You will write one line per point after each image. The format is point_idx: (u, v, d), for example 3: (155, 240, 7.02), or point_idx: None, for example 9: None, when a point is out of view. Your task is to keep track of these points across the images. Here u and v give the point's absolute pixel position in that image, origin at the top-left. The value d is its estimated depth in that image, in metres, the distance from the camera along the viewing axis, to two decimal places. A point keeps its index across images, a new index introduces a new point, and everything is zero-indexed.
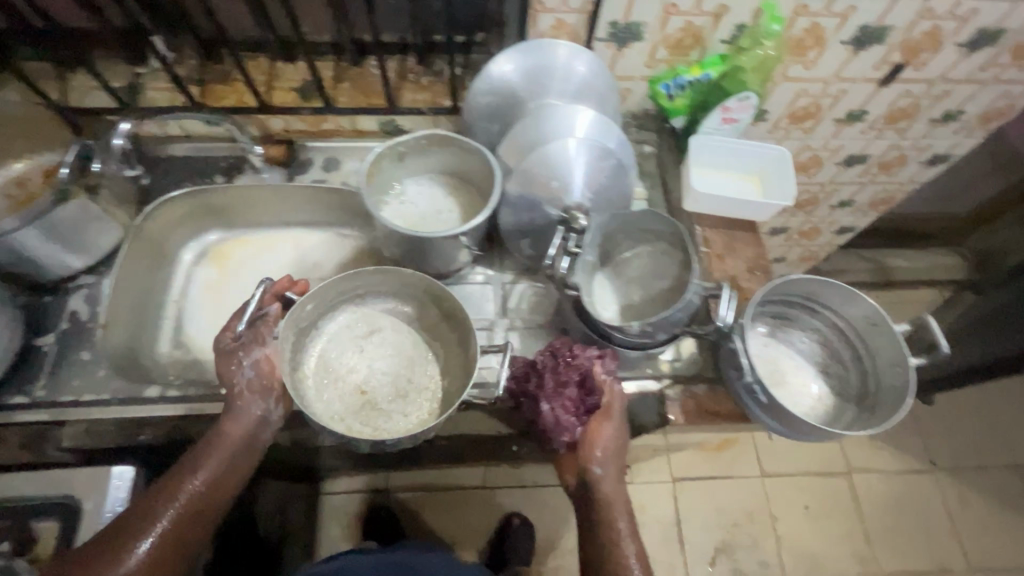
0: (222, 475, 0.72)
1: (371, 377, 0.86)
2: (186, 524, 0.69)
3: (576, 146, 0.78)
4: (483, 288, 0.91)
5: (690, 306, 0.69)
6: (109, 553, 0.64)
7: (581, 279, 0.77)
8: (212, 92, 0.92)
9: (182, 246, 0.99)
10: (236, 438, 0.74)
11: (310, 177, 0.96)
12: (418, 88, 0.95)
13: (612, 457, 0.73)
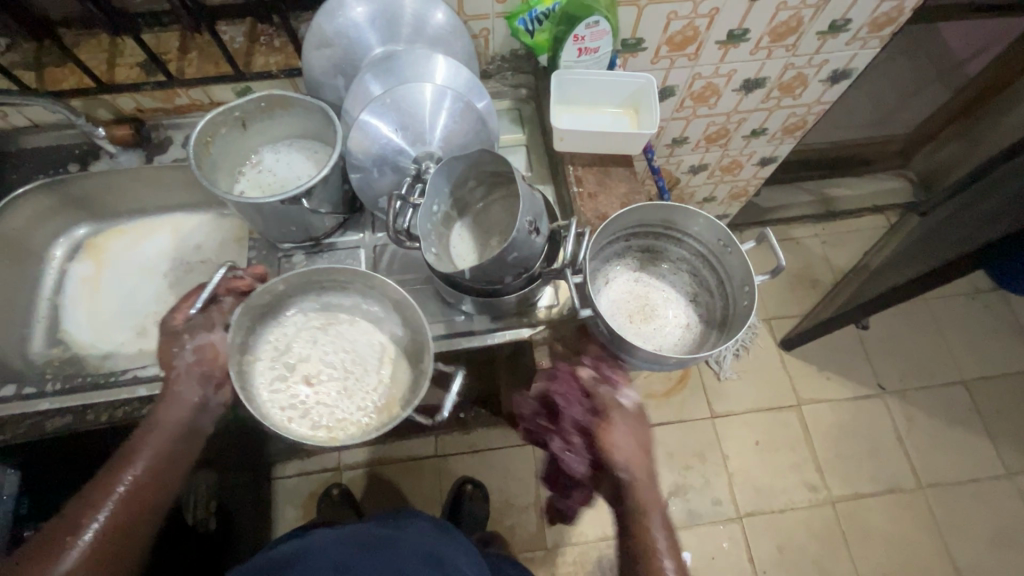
0: (157, 469, 0.70)
1: (326, 376, 0.81)
2: (124, 517, 0.67)
3: (426, 96, 0.75)
4: (354, 251, 0.88)
5: (534, 246, 0.68)
6: (41, 558, 0.64)
7: (432, 232, 0.74)
8: (50, 75, 0.88)
9: (52, 243, 0.95)
10: (171, 425, 0.72)
11: (171, 157, 0.92)
12: (270, 51, 0.90)
13: (634, 463, 0.71)
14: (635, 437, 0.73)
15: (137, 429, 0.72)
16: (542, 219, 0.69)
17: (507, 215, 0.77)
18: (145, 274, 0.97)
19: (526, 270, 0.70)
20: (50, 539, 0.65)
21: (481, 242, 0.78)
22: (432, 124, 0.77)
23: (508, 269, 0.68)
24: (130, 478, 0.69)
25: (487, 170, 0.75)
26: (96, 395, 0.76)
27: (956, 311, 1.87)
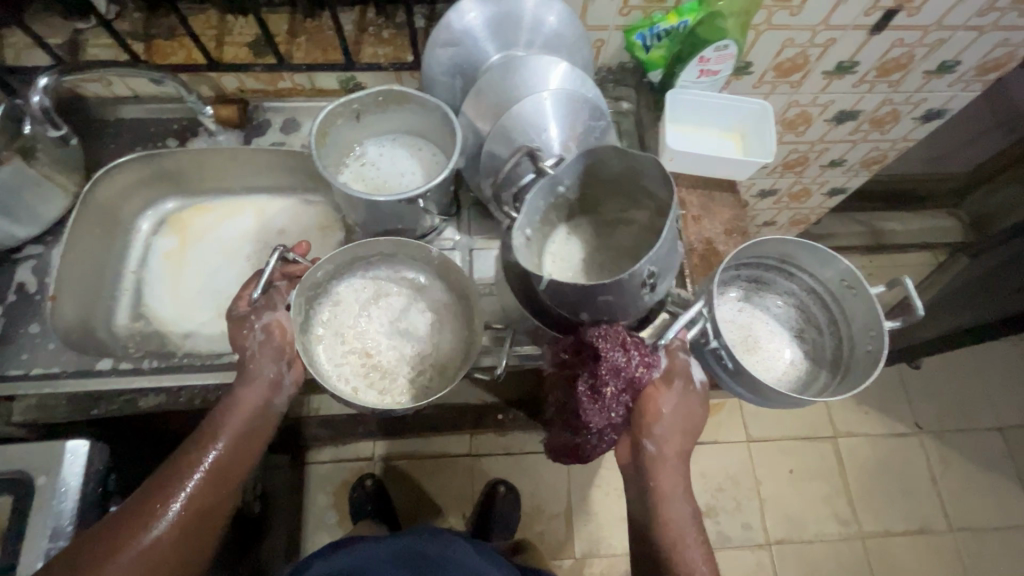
0: (239, 445, 0.70)
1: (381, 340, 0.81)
2: (201, 502, 0.67)
3: (548, 102, 0.73)
4: (449, 254, 0.88)
5: (637, 299, 0.63)
6: (119, 537, 0.63)
7: (540, 210, 0.72)
8: (157, 49, 0.86)
9: (139, 215, 0.95)
10: (246, 409, 0.70)
11: (269, 140, 0.92)
12: (379, 42, 0.89)
13: (673, 432, 0.69)
14: (677, 439, 0.69)
15: (211, 410, 0.71)
16: (665, 279, 0.64)
17: (642, 238, 0.75)
18: (228, 253, 0.96)
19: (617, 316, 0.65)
20: (126, 519, 0.65)
21: (589, 254, 0.77)
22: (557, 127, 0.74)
23: (588, 307, 0.63)
24: (206, 463, 0.68)
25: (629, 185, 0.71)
26: (193, 375, 0.75)
27: (997, 356, 1.86)
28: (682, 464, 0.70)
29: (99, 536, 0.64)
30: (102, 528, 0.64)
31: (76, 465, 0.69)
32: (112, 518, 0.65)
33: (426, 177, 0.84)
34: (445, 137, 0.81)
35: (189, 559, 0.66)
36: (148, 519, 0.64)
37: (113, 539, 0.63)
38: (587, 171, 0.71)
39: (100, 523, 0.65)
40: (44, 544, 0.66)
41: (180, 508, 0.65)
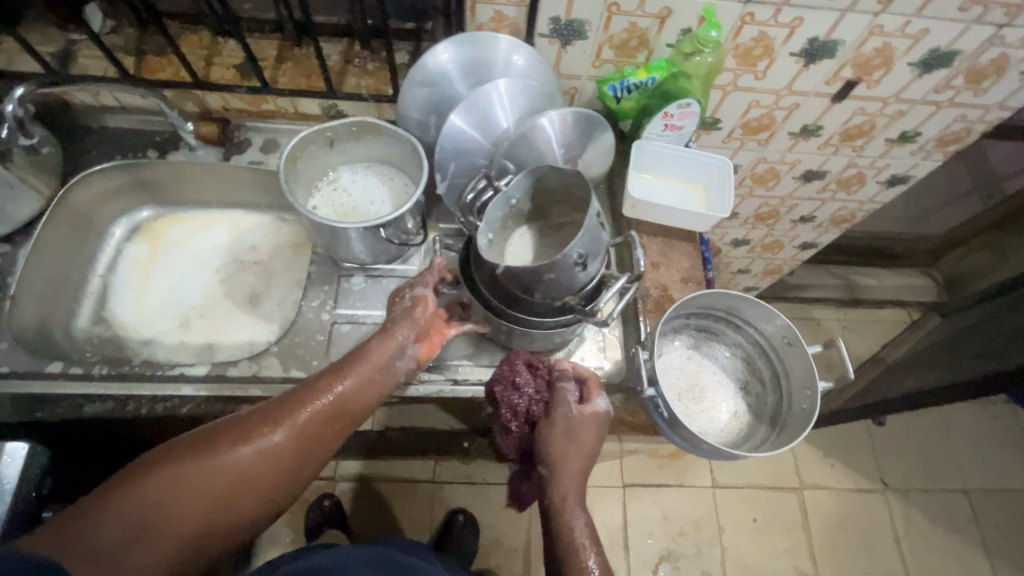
0: (360, 394, 0.68)
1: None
2: (316, 428, 0.66)
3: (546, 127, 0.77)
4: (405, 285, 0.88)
5: (573, 278, 0.68)
6: (233, 435, 0.63)
7: (499, 218, 0.76)
8: (146, 65, 0.89)
9: (113, 222, 0.96)
10: (381, 357, 0.70)
11: (247, 158, 0.93)
12: (363, 73, 0.93)
13: (573, 452, 0.72)
14: (570, 451, 0.71)
15: (350, 352, 0.71)
16: (596, 259, 0.69)
17: None
18: (198, 264, 0.97)
19: (559, 297, 0.71)
20: (241, 424, 0.64)
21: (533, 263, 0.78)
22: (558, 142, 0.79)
23: (537, 287, 0.69)
24: (332, 394, 0.67)
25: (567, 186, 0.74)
26: (142, 386, 0.76)
27: (964, 418, 1.88)
28: (579, 475, 0.72)
29: (214, 431, 0.63)
30: (219, 426, 0.64)
31: (12, 462, 0.69)
32: (228, 419, 0.65)
33: (394, 207, 0.86)
34: (415, 169, 0.84)
35: (280, 484, 0.64)
36: (263, 425, 0.64)
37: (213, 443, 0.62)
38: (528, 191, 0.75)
39: (215, 422, 0.65)
40: None
41: (294, 426, 0.65)
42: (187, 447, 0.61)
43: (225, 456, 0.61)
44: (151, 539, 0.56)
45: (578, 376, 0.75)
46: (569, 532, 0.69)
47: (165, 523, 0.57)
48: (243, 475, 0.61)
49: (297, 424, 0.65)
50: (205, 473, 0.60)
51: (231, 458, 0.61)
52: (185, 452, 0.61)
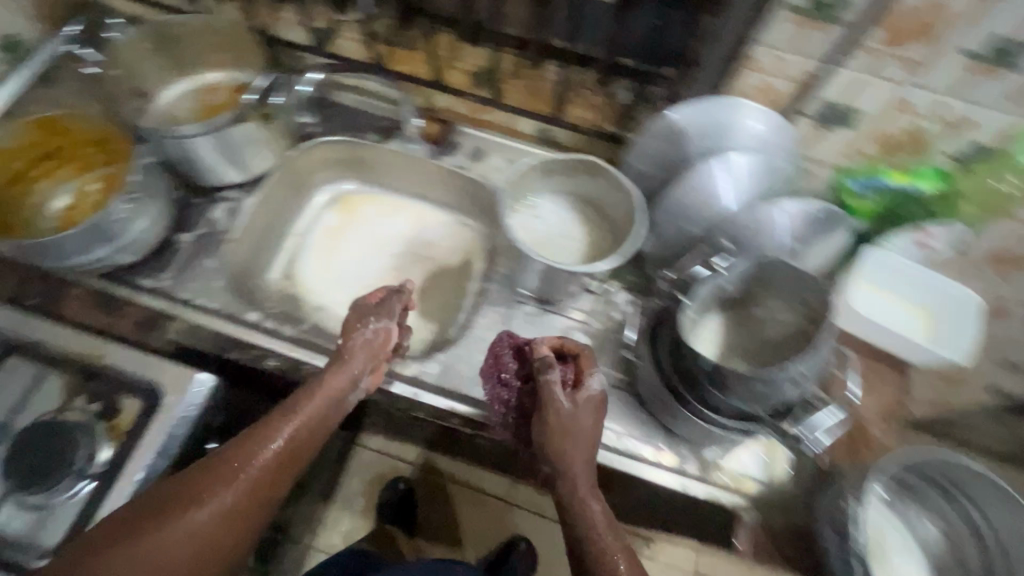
0: (300, 440, 0.64)
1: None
2: (270, 476, 0.62)
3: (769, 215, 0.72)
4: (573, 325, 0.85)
5: (784, 392, 0.61)
6: (193, 495, 0.57)
7: (705, 299, 0.70)
8: (393, 54, 0.95)
9: (320, 187, 1.03)
10: (335, 385, 0.69)
11: (454, 161, 0.96)
12: (587, 105, 0.91)
13: (569, 443, 0.65)
14: (572, 444, 0.65)
15: (291, 395, 0.68)
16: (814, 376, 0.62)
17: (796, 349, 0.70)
18: (381, 248, 1.02)
19: (759, 405, 0.64)
20: (202, 476, 0.59)
21: (725, 352, 0.73)
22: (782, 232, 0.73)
23: (738, 388, 0.63)
24: (284, 438, 0.63)
25: (795, 287, 0.66)
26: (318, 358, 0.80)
27: None
28: (590, 473, 0.64)
29: (168, 494, 0.57)
30: (175, 484, 0.58)
31: (199, 393, 0.75)
32: (190, 471, 0.59)
33: (589, 255, 0.84)
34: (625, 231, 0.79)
35: (247, 535, 0.60)
36: (217, 484, 0.58)
37: (173, 509, 0.56)
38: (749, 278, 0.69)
39: (172, 478, 0.59)
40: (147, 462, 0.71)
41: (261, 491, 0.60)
42: (133, 519, 0.55)
43: (178, 526, 0.55)
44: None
45: (567, 354, 0.73)
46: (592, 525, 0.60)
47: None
48: (204, 538, 0.56)
49: (205, 472, 0.58)
50: (169, 542, 0.54)
51: (191, 522, 0.56)
52: (133, 521, 0.55)
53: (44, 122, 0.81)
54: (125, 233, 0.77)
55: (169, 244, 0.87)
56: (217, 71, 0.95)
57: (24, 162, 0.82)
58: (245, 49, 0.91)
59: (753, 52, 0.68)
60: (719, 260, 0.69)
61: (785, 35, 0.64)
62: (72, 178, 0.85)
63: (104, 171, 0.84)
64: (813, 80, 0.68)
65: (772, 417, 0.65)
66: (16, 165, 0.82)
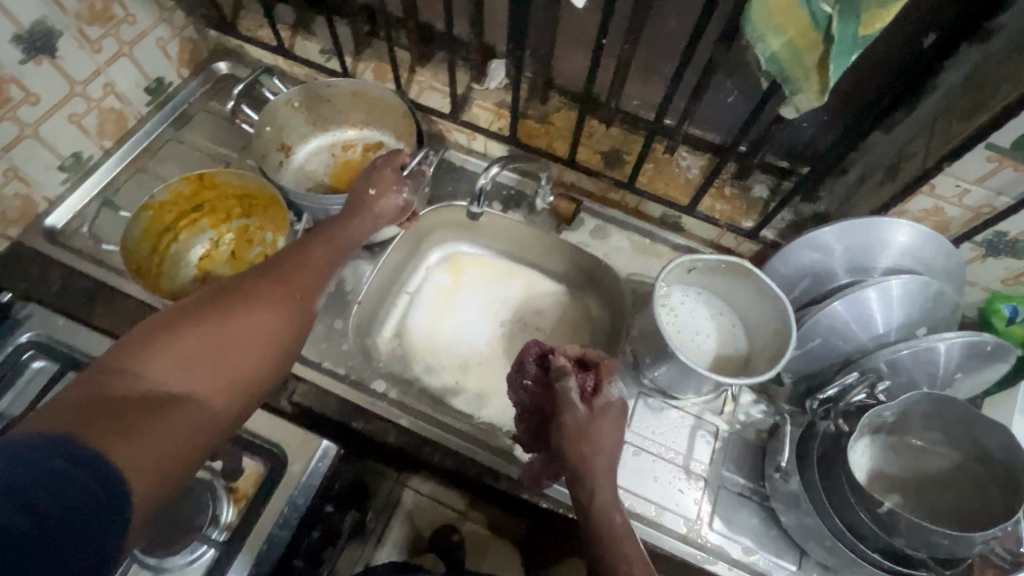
0: (313, 281, 0.65)
1: (705, 488, 0.77)
2: (304, 299, 0.62)
3: (941, 348, 0.67)
4: (695, 424, 0.82)
5: (969, 545, 0.57)
6: (249, 291, 0.59)
7: (861, 426, 0.68)
8: (527, 127, 0.95)
9: (434, 245, 1.04)
10: (331, 248, 0.69)
11: (577, 237, 0.95)
12: (720, 196, 0.90)
13: (601, 453, 0.61)
14: (592, 448, 0.61)
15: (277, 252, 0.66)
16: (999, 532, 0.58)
17: (962, 494, 0.66)
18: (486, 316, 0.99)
19: (928, 553, 0.60)
20: (237, 298, 0.58)
21: (880, 483, 0.69)
22: (947, 362, 0.69)
23: (910, 535, 0.59)
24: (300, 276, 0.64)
25: (970, 430, 0.64)
26: (446, 435, 0.78)
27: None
28: (610, 479, 0.60)
29: (199, 306, 0.55)
30: (197, 310, 0.55)
31: (322, 465, 0.76)
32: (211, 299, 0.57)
33: (719, 362, 0.82)
34: (767, 366, 0.77)
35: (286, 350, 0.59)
36: (262, 303, 0.59)
37: (218, 308, 0.56)
38: (913, 409, 0.66)
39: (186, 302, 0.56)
40: (271, 529, 0.71)
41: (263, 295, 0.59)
42: (175, 319, 0.53)
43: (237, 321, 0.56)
44: (176, 409, 0.49)
45: (591, 364, 0.70)
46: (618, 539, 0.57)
47: (181, 390, 0.49)
48: (266, 330, 0.57)
49: (255, 286, 0.59)
50: (243, 326, 0.56)
51: (238, 328, 0.55)
52: (181, 316, 0.54)
53: (200, 176, 0.78)
54: None
55: None
56: (353, 128, 0.97)
57: (174, 213, 0.80)
58: (386, 112, 0.92)
59: (933, 180, 0.67)
60: (882, 387, 0.68)
61: (976, 169, 0.64)
62: (210, 230, 0.84)
63: (240, 223, 0.84)
64: (996, 213, 0.67)
65: (935, 564, 0.62)
66: (167, 215, 0.79)
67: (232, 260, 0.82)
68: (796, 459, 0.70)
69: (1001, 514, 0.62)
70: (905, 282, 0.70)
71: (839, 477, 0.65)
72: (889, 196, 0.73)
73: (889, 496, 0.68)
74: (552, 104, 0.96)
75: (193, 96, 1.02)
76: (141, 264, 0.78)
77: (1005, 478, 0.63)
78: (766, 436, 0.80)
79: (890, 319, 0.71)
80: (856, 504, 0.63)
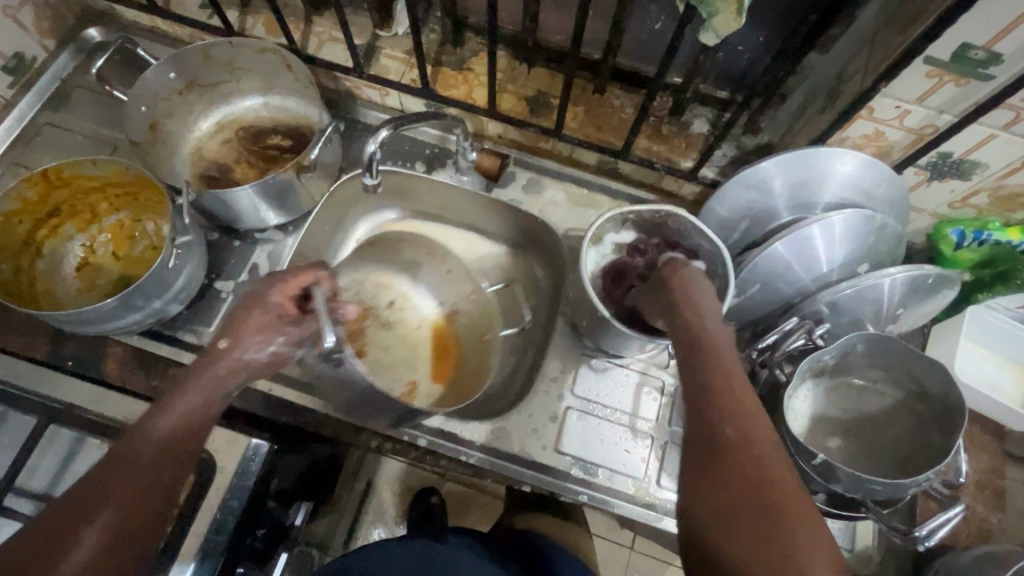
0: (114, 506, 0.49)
1: (652, 446, 0.75)
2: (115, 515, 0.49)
3: (883, 287, 0.64)
4: (641, 381, 0.79)
5: (906, 488, 0.56)
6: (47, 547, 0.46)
7: (802, 373, 0.65)
8: (443, 76, 0.86)
9: (358, 218, 0.94)
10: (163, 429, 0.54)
11: (508, 195, 0.88)
12: (657, 136, 0.83)
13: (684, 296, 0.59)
14: (696, 292, 0.59)
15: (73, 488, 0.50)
16: (936, 473, 0.56)
17: (906, 432, 0.65)
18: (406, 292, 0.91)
19: (870, 498, 0.59)
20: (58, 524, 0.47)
21: (826, 428, 0.67)
22: (889, 300, 0.66)
23: (850, 484, 0.57)
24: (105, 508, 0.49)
25: (912, 368, 0.62)
26: (375, 420, 0.74)
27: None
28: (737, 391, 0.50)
29: None
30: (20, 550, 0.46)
31: (253, 464, 0.71)
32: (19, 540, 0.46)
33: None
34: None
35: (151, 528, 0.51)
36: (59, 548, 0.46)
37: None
38: (853, 352, 0.64)
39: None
40: (204, 538, 0.67)
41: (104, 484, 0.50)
42: None
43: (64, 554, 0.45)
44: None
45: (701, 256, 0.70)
46: (719, 360, 0.53)
47: None
48: None
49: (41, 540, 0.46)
50: None
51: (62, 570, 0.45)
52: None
53: (45, 175, 0.70)
54: (174, 287, 0.71)
55: (206, 291, 0.79)
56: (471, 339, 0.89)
57: (26, 223, 0.72)
58: (281, 70, 0.83)
59: (872, 103, 0.61)
60: (820, 332, 0.65)
61: (916, 87, 0.58)
62: (78, 233, 0.77)
63: (113, 220, 0.78)
64: (938, 133, 0.61)
65: (875, 506, 0.61)
66: (19, 226, 0.72)
67: (116, 260, 0.77)
68: None
69: (943, 451, 0.61)
70: (846, 219, 0.65)
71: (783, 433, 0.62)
72: (827, 123, 0.67)
73: (833, 441, 0.66)
74: (468, 48, 0.87)
75: (66, 72, 0.90)
76: (7, 287, 0.71)
77: (946, 413, 0.62)
78: None
79: (832, 259, 0.67)
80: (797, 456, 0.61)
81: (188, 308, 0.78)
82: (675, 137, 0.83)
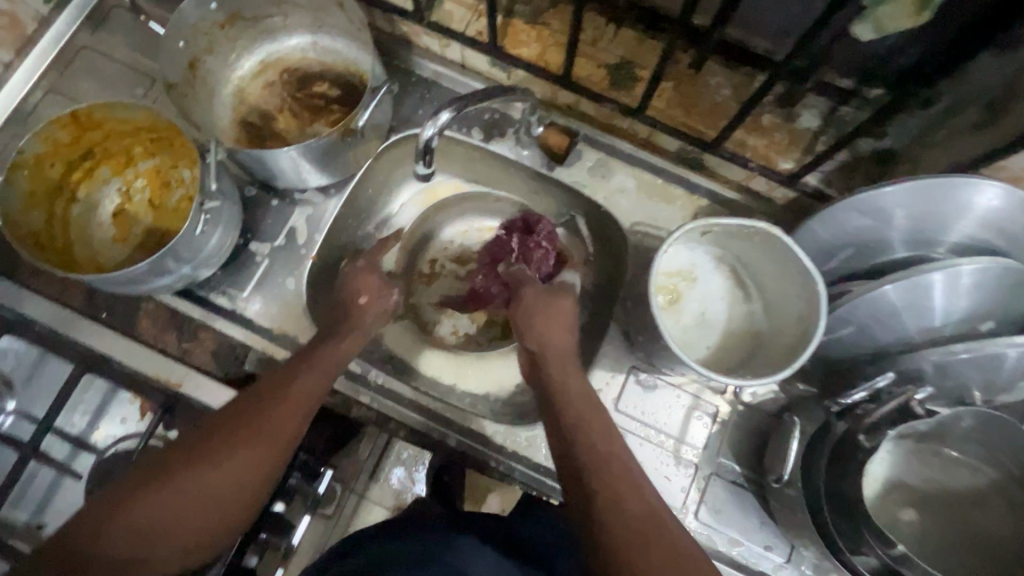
0: (279, 420, 0.58)
1: (694, 476, 0.70)
2: (278, 415, 0.58)
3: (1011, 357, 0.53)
4: (691, 404, 0.72)
5: None
6: (238, 436, 0.56)
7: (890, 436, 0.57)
8: (513, 30, 0.74)
9: (403, 183, 0.85)
10: (327, 361, 0.63)
11: (572, 176, 0.77)
12: (755, 127, 0.71)
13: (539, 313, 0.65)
14: (547, 321, 0.64)
15: (264, 384, 0.61)
16: None
17: (1003, 519, 0.56)
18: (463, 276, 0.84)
19: None
20: (220, 435, 0.56)
21: (899, 495, 0.60)
22: (1014, 370, 0.55)
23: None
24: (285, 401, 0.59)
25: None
26: (406, 412, 0.71)
27: None
28: (587, 390, 0.59)
29: (185, 456, 0.55)
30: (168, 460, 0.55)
31: None
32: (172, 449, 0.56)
33: (726, 354, 0.71)
34: (768, 369, 0.65)
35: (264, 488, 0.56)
36: (241, 441, 0.56)
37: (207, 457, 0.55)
38: (955, 424, 0.55)
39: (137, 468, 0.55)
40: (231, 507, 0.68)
41: (238, 428, 0.57)
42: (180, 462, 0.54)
43: (205, 470, 0.54)
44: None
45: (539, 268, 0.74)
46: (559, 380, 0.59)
47: (157, 549, 0.52)
48: (244, 479, 0.55)
49: (233, 436, 0.56)
50: (230, 474, 0.54)
51: (247, 458, 0.55)
52: (127, 496, 0.52)
53: (75, 117, 0.65)
54: (205, 251, 0.66)
55: (242, 251, 0.75)
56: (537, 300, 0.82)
57: (58, 166, 0.68)
58: (331, 8, 0.72)
59: None
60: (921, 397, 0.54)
61: None
62: (113, 178, 0.73)
63: (148, 164, 0.73)
64: None
65: None
66: (51, 170, 0.68)
67: (152, 209, 0.72)
68: (807, 462, 0.60)
69: None
70: (980, 270, 0.54)
71: (852, 507, 0.55)
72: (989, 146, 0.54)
73: (906, 511, 0.59)
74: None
75: None
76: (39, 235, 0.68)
77: None
78: (773, 421, 0.71)
79: (950, 311, 0.56)
80: (870, 540, 0.54)
81: (223, 268, 0.74)
82: (778, 131, 0.71)
